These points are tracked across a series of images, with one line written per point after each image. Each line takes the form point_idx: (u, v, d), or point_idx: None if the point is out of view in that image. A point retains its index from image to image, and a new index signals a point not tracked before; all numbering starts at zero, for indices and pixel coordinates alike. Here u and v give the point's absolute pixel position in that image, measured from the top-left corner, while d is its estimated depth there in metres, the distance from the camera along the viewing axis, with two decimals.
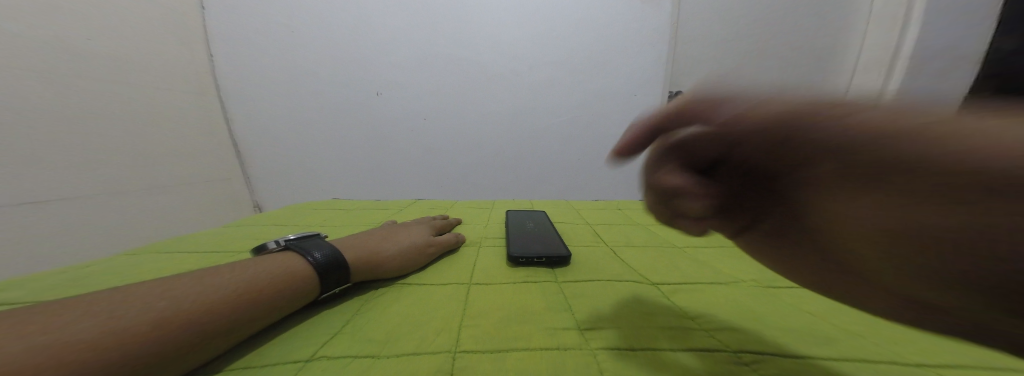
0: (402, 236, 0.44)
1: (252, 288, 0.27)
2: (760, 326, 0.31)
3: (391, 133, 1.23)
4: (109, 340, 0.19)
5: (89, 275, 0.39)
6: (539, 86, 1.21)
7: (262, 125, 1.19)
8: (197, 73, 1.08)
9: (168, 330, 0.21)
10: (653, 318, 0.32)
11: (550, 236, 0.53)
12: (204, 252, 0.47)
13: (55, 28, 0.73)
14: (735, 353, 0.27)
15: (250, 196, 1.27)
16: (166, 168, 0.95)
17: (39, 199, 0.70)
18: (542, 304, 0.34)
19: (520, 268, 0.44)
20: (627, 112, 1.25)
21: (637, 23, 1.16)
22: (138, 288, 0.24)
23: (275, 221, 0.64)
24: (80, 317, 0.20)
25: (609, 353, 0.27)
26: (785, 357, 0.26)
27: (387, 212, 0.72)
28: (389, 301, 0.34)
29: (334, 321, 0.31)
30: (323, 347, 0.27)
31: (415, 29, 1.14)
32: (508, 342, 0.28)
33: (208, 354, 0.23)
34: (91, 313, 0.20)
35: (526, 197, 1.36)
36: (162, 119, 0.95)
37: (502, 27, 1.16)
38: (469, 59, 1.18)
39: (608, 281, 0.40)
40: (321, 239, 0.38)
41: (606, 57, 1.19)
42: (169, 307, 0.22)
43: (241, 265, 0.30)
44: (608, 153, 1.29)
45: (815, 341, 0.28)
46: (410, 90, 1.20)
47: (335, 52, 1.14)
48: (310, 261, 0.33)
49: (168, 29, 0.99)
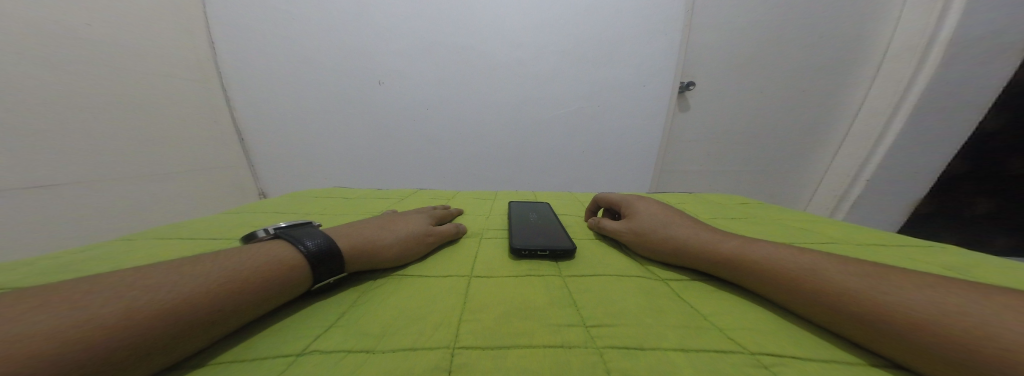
0: (400, 225, 0.42)
1: (236, 276, 0.26)
2: (778, 327, 0.29)
3: (393, 123, 1.21)
4: (73, 333, 0.18)
5: (83, 259, 0.39)
6: (544, 76, 1.18)
7: (264, 114, 1.17)
8: (199, 60, 1.05)
9: (140, 322, 0.20)
10: (664, 316, 0.30)
11: (554, 228, 0.51)
12: (201, 239, 0.46)
13: (59, 14, 0.72)
14: (752, 355, 0.25)
15: (256, 183, 1.26)
16: (169, 154, 0.95)
17: (55, 184, 0.72)
18: (545, 299, 0.33)
19: (523, 261, 0.42)
20: (635, 104, 1.20)
21: (651, 9, 1.10)
22: (110, 278, 0.22)
23: (275, 208, 0.64)
24: (34, 311, 0.18)
25: (616, 353, 0.25)
26: (806, 361, 0.25)
27: (388, 202, 0.71)
28: (387, 293, 0.33)
29: (328, 314, 0.30)
30: (317, 340, 0.26)
31: (418, 16, 1.10)
32: (510, 338, 0.26)
33: (193, 344, 0.23)
34: (48, 306, 0.19)
35: (529, 189, 1.35)
36: (165, 106, 0.94)
37: (506, 14, 1.11)
38: (474, 48, 1.14)
39: (615, 276, 0.38)
40: (314, 228, 0.36)
41: (617, 46, 1.14)
42: (142, 297, 0.21)
43: (226, 253, 0.28)
44: (615, 145, 1.25)
45: (839, 346, 0.26)
46: (413, 80, 1.17)
47: (335, 39, 1.10)
48: (302, 250, 0.31)
49: (171, 15, 0.97)
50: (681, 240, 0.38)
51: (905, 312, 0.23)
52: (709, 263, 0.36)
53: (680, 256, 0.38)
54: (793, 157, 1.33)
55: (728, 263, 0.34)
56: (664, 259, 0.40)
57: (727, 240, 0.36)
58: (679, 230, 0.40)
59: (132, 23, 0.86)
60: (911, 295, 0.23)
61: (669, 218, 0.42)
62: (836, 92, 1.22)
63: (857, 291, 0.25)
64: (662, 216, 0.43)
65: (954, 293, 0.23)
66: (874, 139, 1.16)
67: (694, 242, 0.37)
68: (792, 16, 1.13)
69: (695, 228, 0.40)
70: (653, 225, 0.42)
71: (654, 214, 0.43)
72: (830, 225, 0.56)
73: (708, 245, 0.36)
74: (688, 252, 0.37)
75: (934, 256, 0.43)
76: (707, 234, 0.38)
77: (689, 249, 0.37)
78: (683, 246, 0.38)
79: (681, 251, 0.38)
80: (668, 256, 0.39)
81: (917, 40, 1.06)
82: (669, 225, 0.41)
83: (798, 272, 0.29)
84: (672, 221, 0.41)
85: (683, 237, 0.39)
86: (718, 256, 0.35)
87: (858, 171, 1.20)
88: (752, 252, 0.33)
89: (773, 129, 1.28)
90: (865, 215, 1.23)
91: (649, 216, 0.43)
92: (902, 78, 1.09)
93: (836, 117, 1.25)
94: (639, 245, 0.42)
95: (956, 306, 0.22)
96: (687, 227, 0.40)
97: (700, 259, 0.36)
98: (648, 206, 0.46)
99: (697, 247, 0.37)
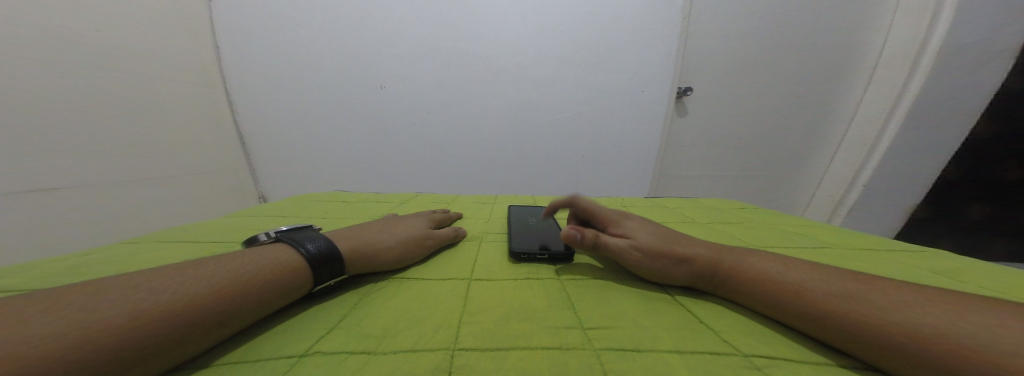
0: (400, 228, 0.43)
1: (239, 278, 0.26)
2: (772, 330, 0.29)
3: (393, 127, 1.22)
4: (80, 335, 0.18)
5: (89, 262, 0.39)
6: (543, 81, 1.19)
7: (265, 117, 1.18)
8: (204, 65, 1.07)
9: (150, 322, 0.21)
10: (659, 319, 0.31)
11: (552, 232, 0.52)
12: (204, 242, 0.47)
13: (68, 23, 0.73)
14: (746, 357, 0.26)
15: (256, 187, 1.26)
16: (173, 158, 0.96)
17: (58, 187, 0.73)
18: (543, 301, 0.33)
19: (522, 264, 0.43)
20: (633, 108, 1.22)
21: (649, 15, 1.12)
22: (117, 280, 0.23)
23: (276, 212, 0.64)
24: (46, 311, 0.19)
25: (611, 354, 0.26)
26: (798, 363, 0.25)
27: (389, 205, 0.71)
28: (387, 295, 0.34)
29: (331, 315, 0.30)
30: (319, 341, 0.27)
31: (420, 22, 1.12)
32: (509, 340, 0.27)
33: (199, 344, 0.23)
34: (50, 310, 0.19)
35: (528, 193, 1.35)
36: (170, 110, 0.96)
37: (507, 20, 1.13)
38: (474, 53, 1.16)
39: (611, 280, 0.39)
40: (315, 231, 0.37)
41: (615, 51, 1.16)
42: (150, 298, 0.22)
43: (229, 256, 0.29)
44: (612, 150, 1.26)
45: (828, 350, 0.27)
46: (413, 84, 1.18)
47: (338, 45, 1.12)
48: (303, 252, 0.32)
49: (179, 22, 0.99)
50: (688, 263, 0.35)
51: (898, 321, 0.24)
52: (712, 279, 0.35)
53: (686, 277, 0.36)
54: (790, 162, 1.34)
55: (732, 275, 0.34)
56: (672, 282, 0.37)
57: (723, 253, 0.36)
58: (680, 248, 0.36)
59: (136, 30, 0.87)
60: (906, 307, 0.24)
61: (661, 235, 0.39)
62: (830, 98, 1.24)
63: (861, 304, 0.26)
64: (652, 234, 0.39)
65: (946, 306, 0.23)
66: (870, 144, 1.17)
67: (699, 259, 0.35)
68: (787, 23, 1.15)
69: (689, 243, 0.37)
70: (655, 243, 0.37)
71: (644, 232, 0.39)
72: (821, 229, 0.57)
73: (713, 260, 0.35)
74: (696, 271, 0.35)
75: (922, 260, 0.44)
76: (705, 247, 0.37)
77: (695, 269, 0.35)
78: (690, 264, 0.35)
79: (689, 274, 0.35)
80: (678, 277, 0.36)
81: (909, 47, 1.08)
82: (669, 243, 0.37)
83: (800, 284, 0.29)
84: (667, 239, 0.38)
85: (688, 257, 0.36)
86: (720, 267, 0.34)
87: (855, 176, 1.21)
88: (750, 265, 0.33)
89: (770, 134, 1.29)
90: (863, 220, 1.23)
91: (644, 235, 0.39)
92: (894, 84, 1.11)
93: (832, 122, 1.27)
94: (650, 270, 0.37)
95: (942, 317, 0.23)
96: (683, 243, 0.37)
97: (702, 276, 0.35)
98: (632, 221, 0.42)
99: (701, 265, 0.35)
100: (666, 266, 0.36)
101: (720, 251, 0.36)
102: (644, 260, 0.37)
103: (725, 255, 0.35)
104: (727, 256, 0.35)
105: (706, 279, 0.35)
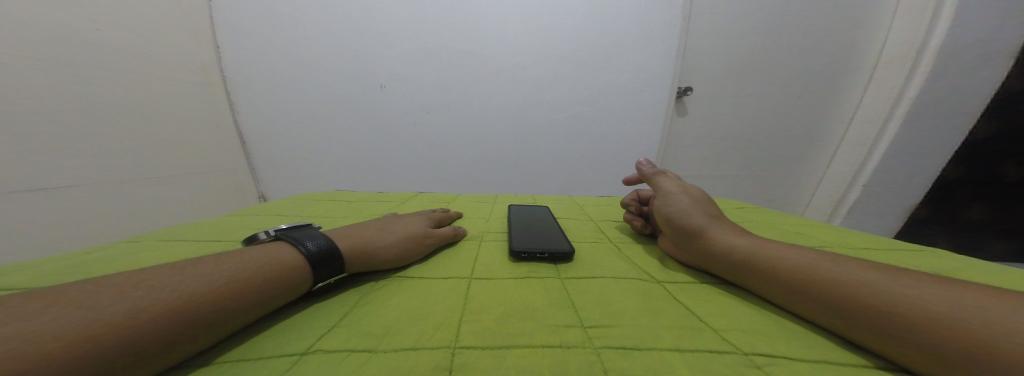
0: (400, 227, 0.43)
1: (237, 276, 0.26)
2: (772, 327, 0.30)
3: (393, 127, 1.22)
4: (73, 334, 0.18)
5: (87, 261, 0.39)
6: (542, 80, 1.19)
7: (266, 117, 1.18)
8: (204, 64, 1.07)
9: (148, 322, 0.21)
10: (660, 317, 0.31)
11: (553, 231, 0.52)
12: (204, 241, 0.47)
13: (64, 20, 0.72)
14: (746, 355, 0.26)
15: (256, 186, 1.26)
16: (174, 158, 0.96)
17: (55, 186, 0.72)
18: (544, 300, 0.33)
19: (522, 263, 0.43)
20: (633, 108, 1.22)
21: (649, 15, 1.12)
22: (110, 279, 0.23)
23: (276, 211, 0.64)
24: (40, 309, 0.19)
25: (612, 352, 0.26)
26: (799, 361, 0.25)
27: (389, 204, 0.71)
28: (388, 294, 0.34)
29: (332, 314, 0.30)
30: (320, 340, 0.26)
31: (420, 22, 1.12)
32: (510, 339, 0.27)
33: (196, 343, 0.23)
34: (45, 308, 0.19)
35: (529, 193, 1.36)
36: (170, 110, 0.96)
37: (507, 20, 1.13)
38: (475, 53, 1.16)
39: (612, 278, 0.39)
40: (314, 230, 0.37)
41: (616, 52, 1.16)
42: (145, 297, 0.22)
43: (226, 255, 0.29)
44: (612, 149, 1.26)
45: (829, 347, 0.27)
46: (413, 84, 1.18)
47: (339, 45, 1.12)
48: (303, 251, 0.32)
49: (177, 20, 0.98)
50: (710, 221, 0.41)
51: (901, 316, 0.24)
52: (721, 257, 0.38)
53: (701, 240, 0.40)
54: (790, 162, 1.34)
55: (742, 264, 0.35)
56: (689, 239, 0.42)
57: (742, 233, 0.39)
58: (711, 212, 0.43)
59: (135, 29, 0.86)
60: (910, 299, 0.24)
61: (702, 199, 0.45)
62: (829, 99, 1.25)
63: (867, 299, 0.26)
64: (698, 196, 0.46)
65: (946, 296, 0.24)
66: (869, 144, 1.17)
67: (718, 224, 0.41)
68: (787, 23, 1.15)
69: (720, 215, 0.43)
70: (695, 202, 0.45)
71: (694, 193, 0.47)
72: (822, 229, 0.57)
73: (729, 233, 0.39)
74: (711, 233, 0.40)
75: (925, 259, 0.44)
76: (729, 223, 0.41)
77: (711, 230, 0.40)
78: (708, 229, 0.40)
79: (703, 235, 0.40)
80: (694, 237, 0.41)
81: (908, 47, 1.08)
82: (706, 205, 0.44)
83: (805, 279, 0.30)
84: (706, 202, 0.45)
85: (712, 218, 0.42)
86: (732, 249, 0.37)
87: (855, 176, 1.22)
88: (761, 244, 0.36)
89: (770, 133, 1.29)
90: (863, 220, 1.23)
91: (690, 194, 0.46)
92: (894, 84, 1.11)
93: (832, 122, 1.27)
94: (678, 221, 0.43)
95: (945, 311, 0.23)
96: (714, 211, 0.43)
97: (714, 248, 0.39)
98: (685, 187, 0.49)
99: (716, 231, 0.40)
100: (694, 217, 0.42)
101: (740, 230, 0.40)
102: (682, 206, 0.44)
103: (743, 234, 0.39)
104: (744, 234, 0.39)
105: (717, 255, 0.38)
